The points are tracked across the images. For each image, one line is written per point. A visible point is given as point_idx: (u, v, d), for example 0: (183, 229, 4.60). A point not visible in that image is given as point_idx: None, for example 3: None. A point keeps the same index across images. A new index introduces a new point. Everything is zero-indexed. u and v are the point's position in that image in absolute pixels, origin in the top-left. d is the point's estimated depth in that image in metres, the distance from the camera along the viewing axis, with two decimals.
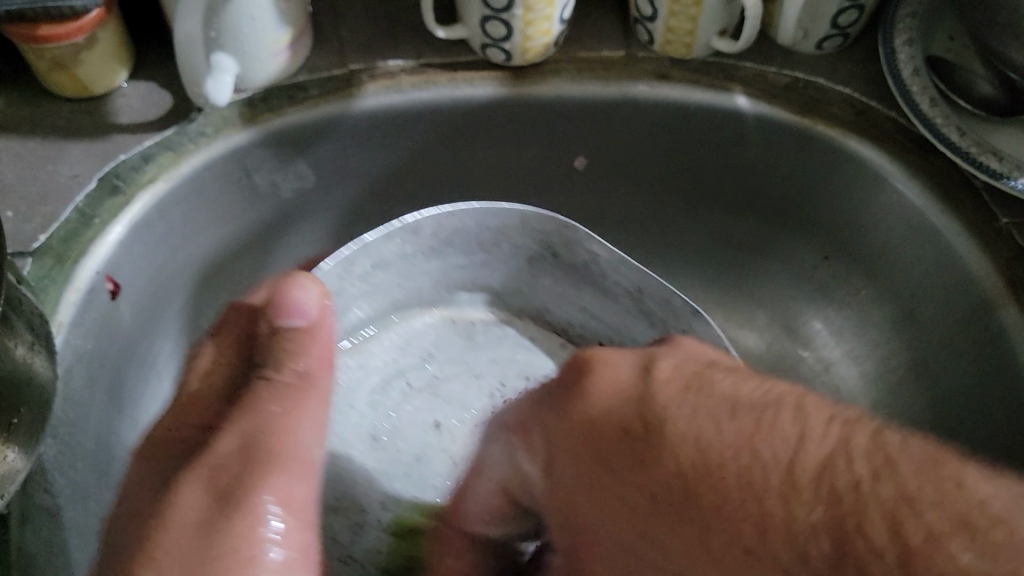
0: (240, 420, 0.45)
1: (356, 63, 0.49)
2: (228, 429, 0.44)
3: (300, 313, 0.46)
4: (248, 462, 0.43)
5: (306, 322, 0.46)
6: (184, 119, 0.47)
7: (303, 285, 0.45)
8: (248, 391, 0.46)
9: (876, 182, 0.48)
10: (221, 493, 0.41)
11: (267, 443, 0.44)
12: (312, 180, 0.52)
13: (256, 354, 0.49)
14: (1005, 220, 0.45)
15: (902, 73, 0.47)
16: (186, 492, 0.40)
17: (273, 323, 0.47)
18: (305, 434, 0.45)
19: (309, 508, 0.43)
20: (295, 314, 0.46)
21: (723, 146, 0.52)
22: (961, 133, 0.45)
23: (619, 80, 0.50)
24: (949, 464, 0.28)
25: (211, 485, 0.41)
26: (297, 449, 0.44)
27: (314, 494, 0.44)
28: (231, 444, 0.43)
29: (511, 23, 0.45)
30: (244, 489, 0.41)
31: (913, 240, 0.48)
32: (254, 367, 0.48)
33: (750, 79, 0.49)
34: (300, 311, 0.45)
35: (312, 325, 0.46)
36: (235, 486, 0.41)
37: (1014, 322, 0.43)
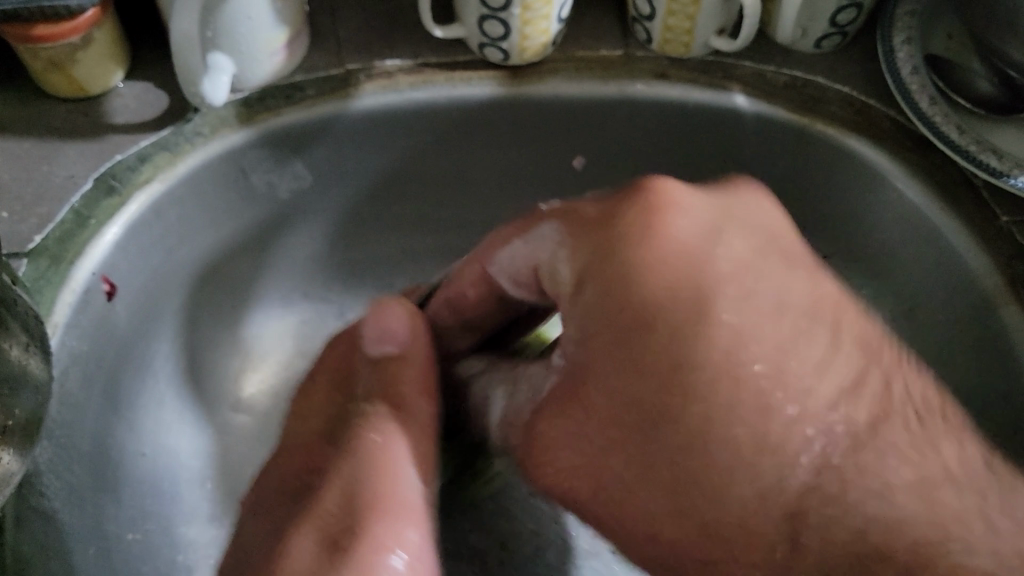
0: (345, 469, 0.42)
1: (353, 63, 0.49)
2: (332, 479, 0.42)
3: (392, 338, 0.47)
4: (355, 511, 0.41)
5: (398, 348, 0.46)
6: (181, 119, 0.46)
7: (390, 310, 0.47)
8: (348, 436, 0.44)
9: (875, 180, 0.48)
10: (333, 539, 0.40)
11: (368, 490, 0.41)
12: (310, 181, 0.52)
13: (356, 386, 0.48)
14: (1005, 220, 0.45)
15: (902, 72, 0.47)
16: (300, 548, 0.39)
17: (368, 353, 0.47)
18: (408, 474, 0.42)
19: (426, 551, 0.41)
20: (387, 340, 0.46)
21: (722, 146, 0.52)
22: (961, 131, 0.45)
23: (617, 79, 0.50)
24: (940, 471, 0.34)
25: (327, 535, 0.40)
26: (404, 492, 0.42)
27: (427, 543, 0.42)
28: (335, 498, 0.41)
29: (509, 23, 0.45)
30: (360, 537, 0.40)
31: (914, 239, 0.48)
32: (355, 401, 0.47)
33: (748, 78, 0.49)
34: (390, 334, 0.46)
35: (405, 351, 0.46)
36: (347, 533, 0.40)
37: (1015, 320, 0.43)
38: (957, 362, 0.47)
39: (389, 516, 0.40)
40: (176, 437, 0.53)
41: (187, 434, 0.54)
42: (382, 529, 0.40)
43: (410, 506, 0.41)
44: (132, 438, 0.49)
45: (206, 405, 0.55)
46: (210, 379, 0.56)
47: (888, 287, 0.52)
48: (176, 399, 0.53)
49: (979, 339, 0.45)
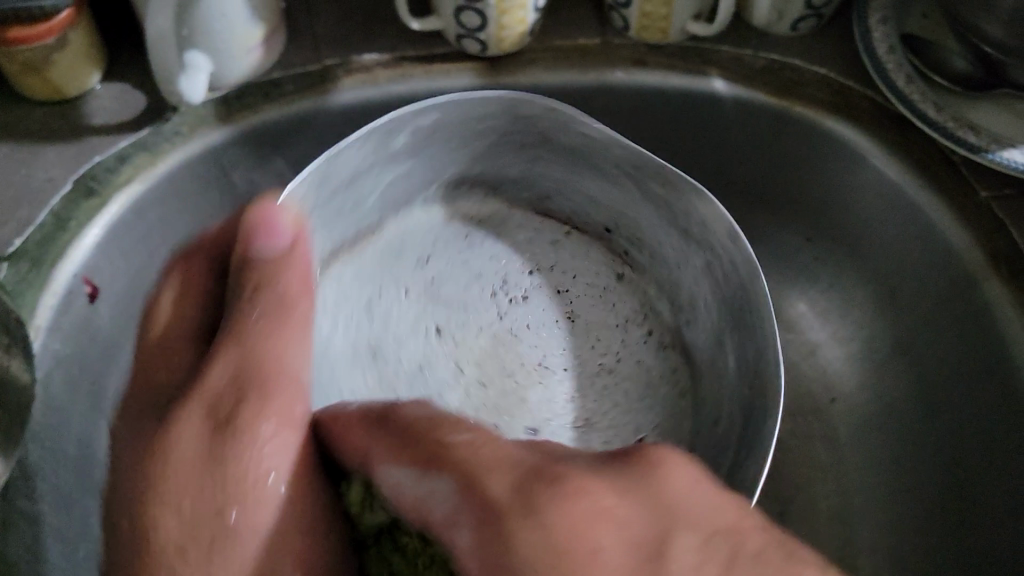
0: (228, 354, 0.41)
1: (331, 59, 0.49)
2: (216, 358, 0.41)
3: (279, 233, 0.41)
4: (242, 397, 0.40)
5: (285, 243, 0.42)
6: (159, 119, 0.47)
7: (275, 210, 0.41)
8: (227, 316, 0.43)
9: (853, 160, 0.48)
10: (221, 422, 0.39)
11: (259, 368, 0.41)
12: (291, 178, 0.52)
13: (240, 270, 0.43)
14: (983, 192, 0.45)
15: (878, 51, 0.47)
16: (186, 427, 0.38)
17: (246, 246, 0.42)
18: (268, 407, 0.38)
19: (285, 481, 0.40)
20: (273, 237, 0.41)
21: (702, 131, 0.52)
22: (939, 108, 0.45)
23: (596, 68, 0.50)
24: None
25: (210, 415, 0.39)
26: None
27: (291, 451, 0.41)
28: (224, 374, 0.40)
29: (485, 13, 0.45)
30: (245, 417, 0.39)
31: (895, 217, 0.48)
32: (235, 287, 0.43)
33: (727, 62, 0.49)
34: (276, 233, 0.41)
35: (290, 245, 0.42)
36: (237, 413, 0.39)
37: (998, 295, 0.43)
38: (940, 338, 0.47)
39: (270, 401, 0.40)
40: None
41: None
42: (268, 414, 0.40)
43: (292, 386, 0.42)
44: None
45: None
46: None
47: (871, 267, 0.52)
48: None
49: (961, 315, 0.45)
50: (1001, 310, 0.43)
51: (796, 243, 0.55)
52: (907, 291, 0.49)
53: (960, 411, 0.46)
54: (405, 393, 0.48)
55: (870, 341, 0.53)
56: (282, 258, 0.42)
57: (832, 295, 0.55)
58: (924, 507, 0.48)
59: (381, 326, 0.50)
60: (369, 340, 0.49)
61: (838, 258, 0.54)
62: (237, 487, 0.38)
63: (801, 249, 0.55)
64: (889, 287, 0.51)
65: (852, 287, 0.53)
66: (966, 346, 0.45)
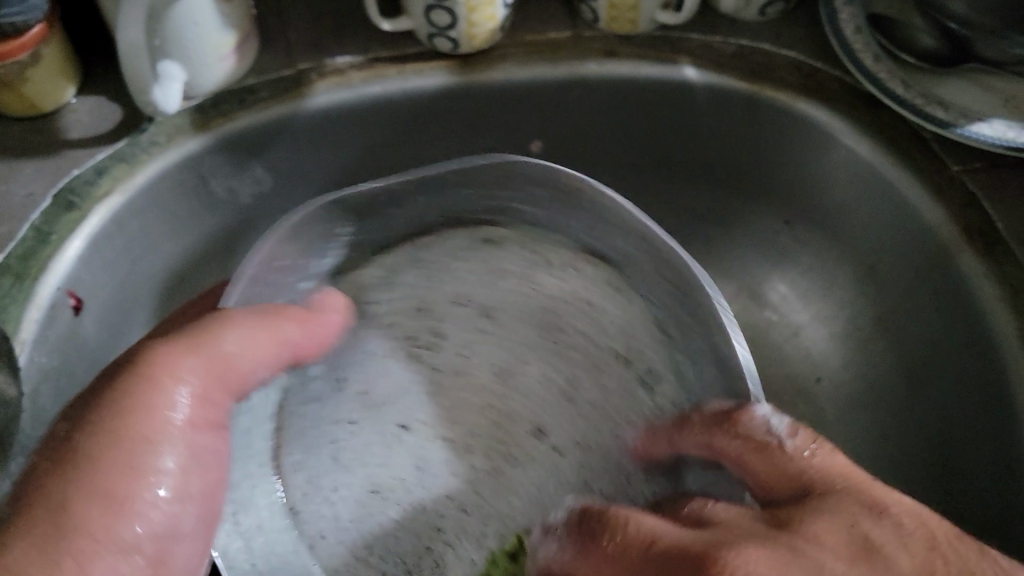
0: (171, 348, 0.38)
1: (304, 63, 0.50)
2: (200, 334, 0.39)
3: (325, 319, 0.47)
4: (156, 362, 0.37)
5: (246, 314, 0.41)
6: (135, 130, 0.47)
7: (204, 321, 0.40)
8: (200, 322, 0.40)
9: (823, 141, 0.49)
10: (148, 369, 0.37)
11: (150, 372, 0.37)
12: (270, 184, 0.52)
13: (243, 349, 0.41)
14: (955, 168, 0.45)
15: (845, 33, 0.47)
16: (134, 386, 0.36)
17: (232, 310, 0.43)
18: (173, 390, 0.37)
19: (198, 408, 0.38)
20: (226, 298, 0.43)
21: (675, 119, 0.52)
22: (906, 87, 0.45)
23: (568, 61, 0.50)
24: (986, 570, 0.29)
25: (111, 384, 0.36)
26: (183, 367, 0.38)
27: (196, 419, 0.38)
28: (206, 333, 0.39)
29: (455, 11, 0.46)
30: (159, 373, 0.37)
31: (868, 195, 0.49)
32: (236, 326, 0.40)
33: (697, 50, 0.50)
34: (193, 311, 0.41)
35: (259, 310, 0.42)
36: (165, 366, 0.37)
37: (972, 266, 0.43)
38: (920, 313, 0.48)
39: (182, 343, 0.38)
40: None
41: None
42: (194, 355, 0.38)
43: (227, 369, 0.40)
44: None
45: None
46: None
47: (847, 246, 0.52)
48: None
49: (938, 288, 0.46)
50: (976, 282, 0.43)
51: (772, 228, 0.56)
52: (884, 268, 0.50)
53: (943, 384, 0.46)
54: (397, 496, 0.50)
55: (851, 320, 0.53)
56: (232, 335, 0.40)
57: (812, 276, 0.55)
58: (910, 481, 0.48)
59: (391, 404, 0.51)
60: (374, 483, 0.50)
61: (816, 239, 0.54)
62: (155, 427, 0.36)
63: (779, 233, 0.56)
64: (867, 265, 0.51)
65: (832, 268, 0.54)
66: (945, 319, 0.45)
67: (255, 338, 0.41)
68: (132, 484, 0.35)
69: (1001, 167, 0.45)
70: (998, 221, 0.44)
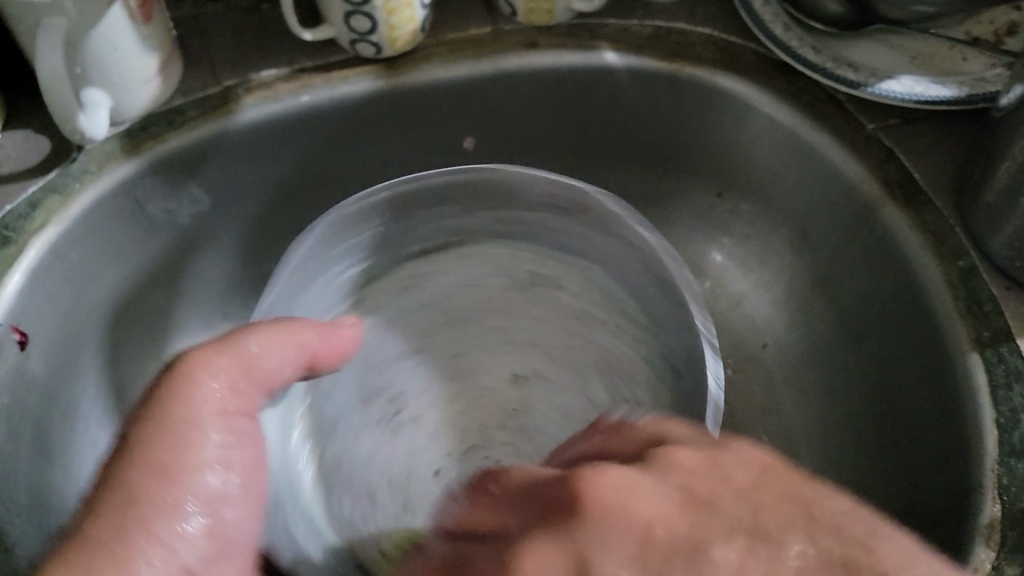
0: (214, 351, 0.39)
1: (229, 79, 0.50)
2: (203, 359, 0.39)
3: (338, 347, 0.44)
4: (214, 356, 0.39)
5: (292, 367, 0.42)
6: (66, 160, 0.47)
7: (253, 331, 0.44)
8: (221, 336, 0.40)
9: (744, 112, 0.50)
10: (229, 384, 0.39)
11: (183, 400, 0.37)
12: (208, 203, 0.52)
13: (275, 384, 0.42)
14: (871, 126, 0.47)
15: (754, 5, 0.49)
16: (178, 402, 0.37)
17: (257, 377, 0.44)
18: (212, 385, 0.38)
19: (242, 449, 0.40)
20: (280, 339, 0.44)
21: (602, 105, 0.53)
22: (816, 51, 0.47)
23: (490, 56, 0.51)
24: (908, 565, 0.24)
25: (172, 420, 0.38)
26: (208, 393, 0.38)
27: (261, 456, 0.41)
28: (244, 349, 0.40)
29: (373, 15, 0.47)
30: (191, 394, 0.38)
31: (792, 160, 0.50)
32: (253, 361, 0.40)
33: (615, 35, 0.51)
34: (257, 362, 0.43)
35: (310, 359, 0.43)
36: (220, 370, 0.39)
37: (895, 219, 0.45)
38: (852, 270, 0.49)
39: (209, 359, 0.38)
40: None
41: None
42: (219, 374, 0.39)
43: (258, 376, 0.40)
44: (69, 486, 0.49)
45: None
46: None
47: (779, 212, 0.54)
48: (110, 440, 0.53)
49: (867, 244, 0.47)
50: (900, 233, 0.45)
51: (707, 202, 0.57)
52: (816, 229, 0.51)
53: (878, 335, 0.48)
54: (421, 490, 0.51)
55: (790, 284, 0.55)
56: (265, 349, 0.40)
57: (749, 246, 0.57)
58: (858, 433, 0.50)
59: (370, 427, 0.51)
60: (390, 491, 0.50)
61: (749, 209, 0.55)
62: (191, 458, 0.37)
63: (714, 206, 0.57)
64: (800, 228, 0.53)
65: (766, 235, 0.55)
66: (876, 273, 0.47)
67: (278, 340, 0.41)
68: (184, 487, 0.36)
69: (914, 121, 0.47)
70: (915, 172, 0.46)
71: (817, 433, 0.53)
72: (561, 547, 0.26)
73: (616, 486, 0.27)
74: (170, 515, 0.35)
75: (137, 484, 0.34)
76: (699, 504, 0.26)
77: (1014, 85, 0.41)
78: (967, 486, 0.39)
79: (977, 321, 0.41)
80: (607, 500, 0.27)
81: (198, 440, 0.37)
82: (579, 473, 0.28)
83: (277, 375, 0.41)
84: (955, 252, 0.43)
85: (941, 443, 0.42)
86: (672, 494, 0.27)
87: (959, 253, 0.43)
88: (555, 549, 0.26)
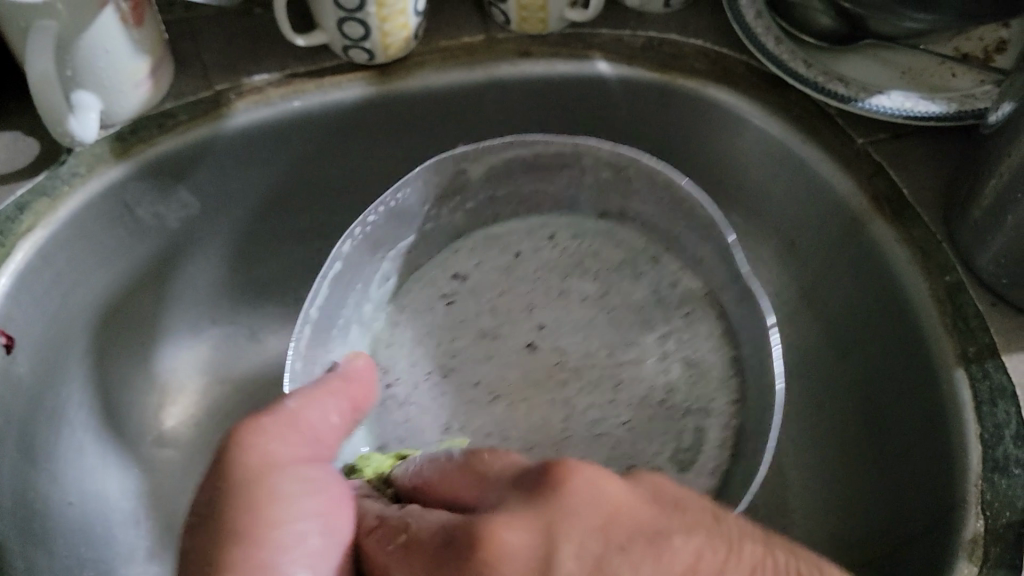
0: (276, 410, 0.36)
1: (221, 84, 0.50)
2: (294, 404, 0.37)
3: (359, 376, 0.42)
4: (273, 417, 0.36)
5: (341, 377, 0.41)
6: (54, 163, 0.47)
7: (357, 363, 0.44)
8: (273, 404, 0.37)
9: (735, 124, 0.51)
10: (265, 436, 0.35)
11: (255, 462, 0.34)
12: (197, 207, 0.52)
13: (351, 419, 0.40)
14: (861, 141, 0.47)
15: (746, 18, 0.49)
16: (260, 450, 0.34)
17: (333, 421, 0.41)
18: (279, 438, 0.35)
19: (337, 507, 0.35)
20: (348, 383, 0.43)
21: (593, 114, 0.53)
22: (808, 65, 0.47)
23: (483, 64, 0.51)
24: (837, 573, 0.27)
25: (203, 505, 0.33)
26: (267, 453, 0.34)
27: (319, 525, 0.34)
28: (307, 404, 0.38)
29: (367, 22, 0.47)
30: (262, 445, 0.34)
31: (782, 173, 0.51)
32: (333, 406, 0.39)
33: (608, 45, 0.51)
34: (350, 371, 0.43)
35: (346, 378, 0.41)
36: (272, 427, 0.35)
37: (884, 233, 0.45)
38: (840, 284, 0.49)
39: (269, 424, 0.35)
40: (102, 480, 0.53)
41: (114, 478, 0.53)
42: (280, 433, 0.35)
43: (311, 434, 0.37)
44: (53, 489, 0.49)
45: (130, 445, 0.55)
46: (129, 423, 0.55)
47: (768, 224, 0.54)
48: (96, 444, 0.53)
49: (856, 257, 0.47)
50: (888, 247, 0.45)
51: None
52: (805, 242, 0.52)
53: (865, 348, 0.48)
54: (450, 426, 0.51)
55: (779, 296, 0.55)
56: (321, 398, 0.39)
57: None
58: (844, 445, 0.50)
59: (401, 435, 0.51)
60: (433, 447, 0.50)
61: (738, 220, 0.56)
62: (282, 511, 0.33)
63: None
64: (789, 240, 0.53)
65: (756, 247, 0.56)
66: (864, 287, 0.47)
67: (314, 397, 0.38)
68: (279, 554, 0.32)
69: (903, 136, 0.47)
70: (903, 187, 0.46)
71: (803, 445, 0.53)
72: (536, 516, 0.27)
73: (591, 492, 0.27)
74: (262, 555, 0.31)
75: (236, 560, 0.31)
76: (676, 509, 0.28)
77: (1003, 102, 0.41)
78: (951, 500, 0.39)
79: (963, 336, 0.41)
80: (597, 497, 0.27)
81: (287, 488, 0.34)
82: (559, 462, 0.29)
83: (331, 425, 0.38)
84: (942, 266, 0.43)
85: (927, 457, 0.42)
86: (670, 507, 0.28)
87: (946, 268, 0.43)
88: (529, 518, 0.27)
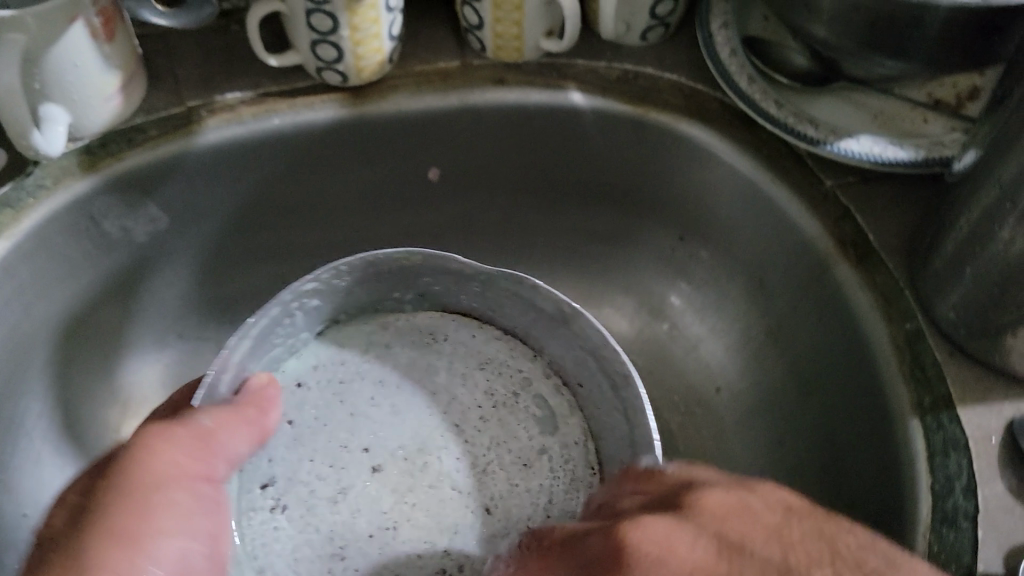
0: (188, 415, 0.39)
1: (193, 100, 0.49)
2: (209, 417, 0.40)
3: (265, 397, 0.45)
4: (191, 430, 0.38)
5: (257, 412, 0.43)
6: (20, 174, 0.46)
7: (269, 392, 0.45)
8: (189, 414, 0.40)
9: (706, 161, 0.51)
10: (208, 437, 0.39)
11: (144, 470, 0.35)
12: (166, 222, 0.52)
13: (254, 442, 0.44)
14: (829, 183, 0.47)
15: (721, 55, 0.49)
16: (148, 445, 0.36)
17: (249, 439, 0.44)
18: (180, 451, 0.37)
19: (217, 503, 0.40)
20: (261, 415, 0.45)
21: (566, 144, 0.53)
22: (779, 106, 0.47)
23: (458, 90, 0.51)
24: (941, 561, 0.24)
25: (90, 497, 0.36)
26: (171, 463, 0.36)
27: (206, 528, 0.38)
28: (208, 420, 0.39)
29: (340, 45, 0.47)
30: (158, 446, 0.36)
31: (751, 211, 0.51)
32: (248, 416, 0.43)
33: (583, 75, 0.51)
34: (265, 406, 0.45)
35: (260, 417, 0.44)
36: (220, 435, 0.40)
37: (848, 278, 0.45)
38: (805, 325, 0.49)
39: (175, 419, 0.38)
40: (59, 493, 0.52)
41: None
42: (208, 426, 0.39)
43: (221, 448, 0.40)
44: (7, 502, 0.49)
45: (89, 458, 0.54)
46: (89, 436, 0.55)
47: (737, 261, 0.54)
48: (54, 456, 0.52)
49: (821, 300, 0.47)
50: (851, 292, 0.45)
51: (668, 245, 0.57)
52: (772, 281, 0.52)
53: (827, 391, 0.48)
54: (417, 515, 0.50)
55: (745, 332, 0.55)
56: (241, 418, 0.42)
57: (707, 291, 0.57)
58: (803, 486, 0.50)
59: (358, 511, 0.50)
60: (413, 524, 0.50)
61: (708, 254, 0.56)
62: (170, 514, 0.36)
63: (674, 249, 0.57)
64: (756, 278, 0.53)
65: (724, 281, 0.56)
66: (828, 330, 0.47)
67: (233, 424, 0.41)
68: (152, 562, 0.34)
69: (872, 181, 0.47)
70: (869, 231, 0.46)
71: (763, 482, 0.53)
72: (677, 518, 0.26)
73: (724, 511, 0.27)
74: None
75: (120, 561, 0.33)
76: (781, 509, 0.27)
77: (968, 149, 0.41)
78: (901, 551, 0.39)
79: (920, 385, 0.41)
80: (726, 511, 0.26)
81: (178, 499, 0.36)
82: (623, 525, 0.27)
83: (236, 446, 0.41)
84: (903, 313, 0.43)
85: (881, 505, 0.42)
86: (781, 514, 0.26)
87: (907, 315, 0.43)
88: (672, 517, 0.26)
